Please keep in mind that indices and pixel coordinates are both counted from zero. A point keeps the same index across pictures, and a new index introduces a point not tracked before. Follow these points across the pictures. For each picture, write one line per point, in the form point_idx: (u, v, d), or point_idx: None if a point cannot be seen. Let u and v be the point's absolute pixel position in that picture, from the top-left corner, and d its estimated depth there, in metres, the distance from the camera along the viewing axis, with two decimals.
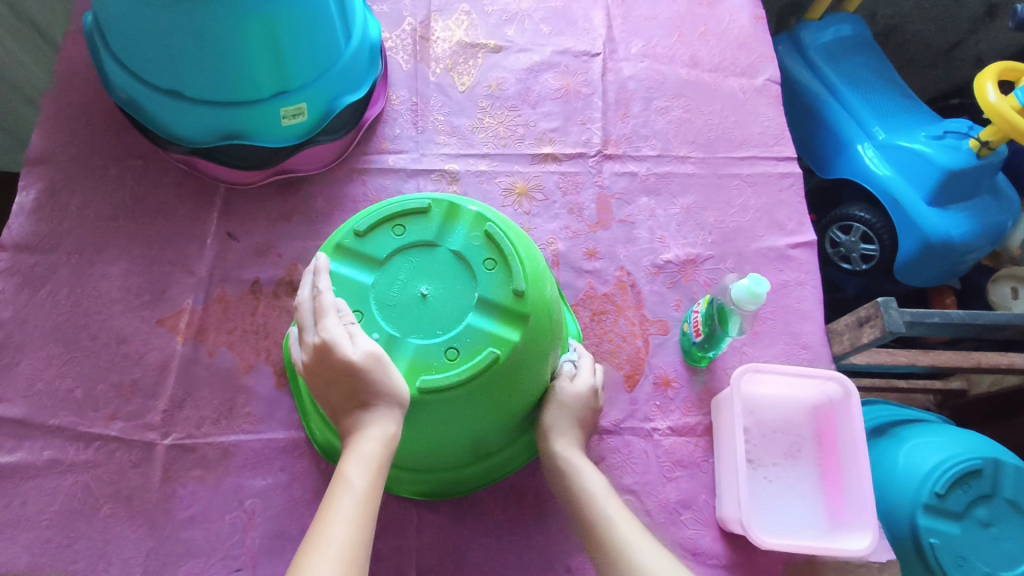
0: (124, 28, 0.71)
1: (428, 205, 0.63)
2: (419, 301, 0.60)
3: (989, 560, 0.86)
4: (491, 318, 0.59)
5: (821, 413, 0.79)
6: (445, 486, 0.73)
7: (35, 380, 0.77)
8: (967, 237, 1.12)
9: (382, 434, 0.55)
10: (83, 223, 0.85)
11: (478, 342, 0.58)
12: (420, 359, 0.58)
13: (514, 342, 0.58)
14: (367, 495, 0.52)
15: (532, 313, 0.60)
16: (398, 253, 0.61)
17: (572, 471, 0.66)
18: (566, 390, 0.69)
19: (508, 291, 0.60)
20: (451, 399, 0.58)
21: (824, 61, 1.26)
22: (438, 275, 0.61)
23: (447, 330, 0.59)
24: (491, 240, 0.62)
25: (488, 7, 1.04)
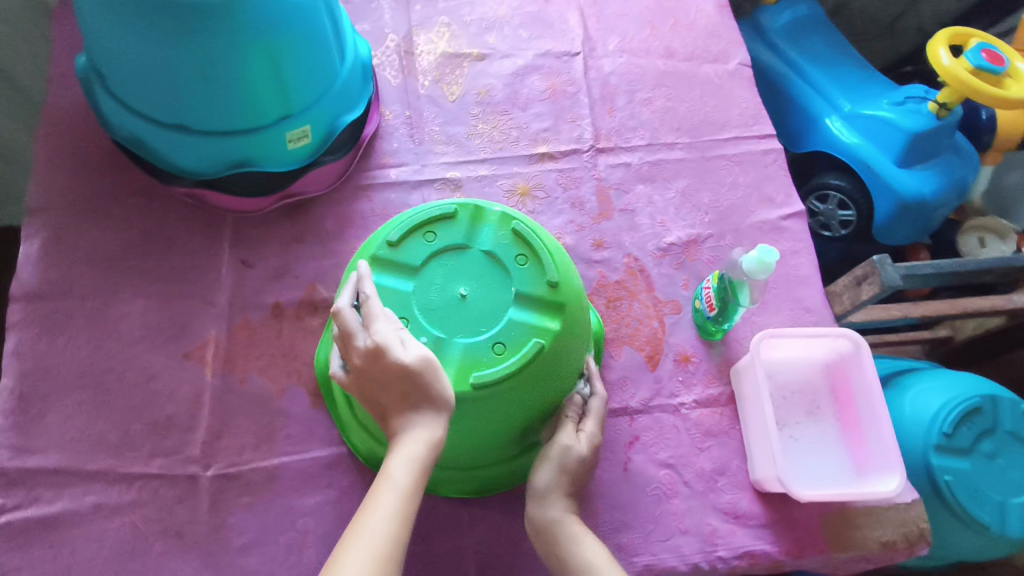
0: (125, 65, 0.71)
1: (454, 210, 0.65)
2: (459, 302, 0.61)
3: (1000, 489, 0.91)
4: (531, 310, 0.62)
5: (835, 370, 0.83)
6: (493, 481, 0.75)
7: (67, 427, 0.76)
8: (938, 194, 1.19)
9: (428, 437, 0.56)
10: (93, 265, 0.84)
11: (522, 334, 0.61)
12: (469, 357, 0.59)
13: (556, 330, 0.61)
14: (410, 491, 0.54)
15: (568, 301, 0.62)
16: (432, 258, 0.63)
17: (566, 545, 0.62)
18: (571, 451, 0.64)
19: (543, 283, 0.63)
20: (502, 392, 0.60)
21: (785, 43, 1.33)
22: (473, 276, 0.63)
23: (490, 327, 0.61)
24: (519, 236, 0.64)
25: (466, 17, 1.07)
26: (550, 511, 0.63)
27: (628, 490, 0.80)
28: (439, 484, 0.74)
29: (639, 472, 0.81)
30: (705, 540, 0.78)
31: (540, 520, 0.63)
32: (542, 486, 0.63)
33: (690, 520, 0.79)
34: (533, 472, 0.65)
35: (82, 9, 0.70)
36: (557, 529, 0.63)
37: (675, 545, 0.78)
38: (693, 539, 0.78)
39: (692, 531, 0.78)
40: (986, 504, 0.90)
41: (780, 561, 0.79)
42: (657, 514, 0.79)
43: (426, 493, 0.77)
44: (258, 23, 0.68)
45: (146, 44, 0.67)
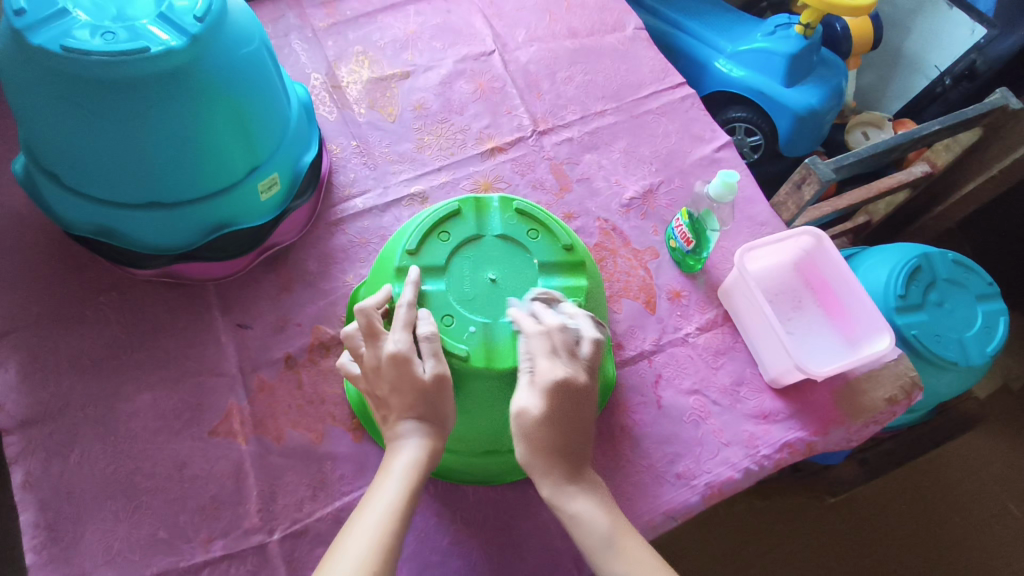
0: (83, 154, 0.70)
1: (459, 207, 0.71)
2: (492, 286, 0.67)
3: (955, 328, 1.05)
4: (556, 276, 0.69)
5: (805, 266, 0.94)
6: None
7: (110, 541, 0.72)
8: (825, 101, 1.33)
9: (425, 447, 0.61)
10: (84, 372, 0.80)
11: (558, 299, 0.67)
12: (520, 330, 0.65)
13: (584, 287, 0.68)
14: (409, 487, 0.59)
15: (585, 259, 0.70)
16: (454, 255, 0.69)
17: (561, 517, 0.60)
18: (524, 415, 0.59)
19: (559, 250, 0.70)
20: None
21: (659, 4, 1.45)
22: (497, 260, 0.69)
23: (528, 300, 0.67)
24: (524, 214, 0.71)
25: (378, 41, 1.10)
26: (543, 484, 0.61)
27: (668, 423, 0.86)
28: (503, 471, 0.78)
29: (672, 405, 0.87)
30: (747, 445, 0.86)
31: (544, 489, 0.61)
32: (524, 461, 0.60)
33: (729, 432, 0.86)
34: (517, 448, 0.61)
35: (28, 109, 0.68)
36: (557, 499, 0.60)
37: (724, 458, 0.84)
38: (737, 447, 0.85)
39: (735, 440, 0.85)
40: (950, 344, 1.04)
41: (813, 442, 0.87)
42: (700, 436, 0.86)
43: (492, 485, 0.80)
44: (217, 80, 0.69)
45: (103, 126, 0.67)
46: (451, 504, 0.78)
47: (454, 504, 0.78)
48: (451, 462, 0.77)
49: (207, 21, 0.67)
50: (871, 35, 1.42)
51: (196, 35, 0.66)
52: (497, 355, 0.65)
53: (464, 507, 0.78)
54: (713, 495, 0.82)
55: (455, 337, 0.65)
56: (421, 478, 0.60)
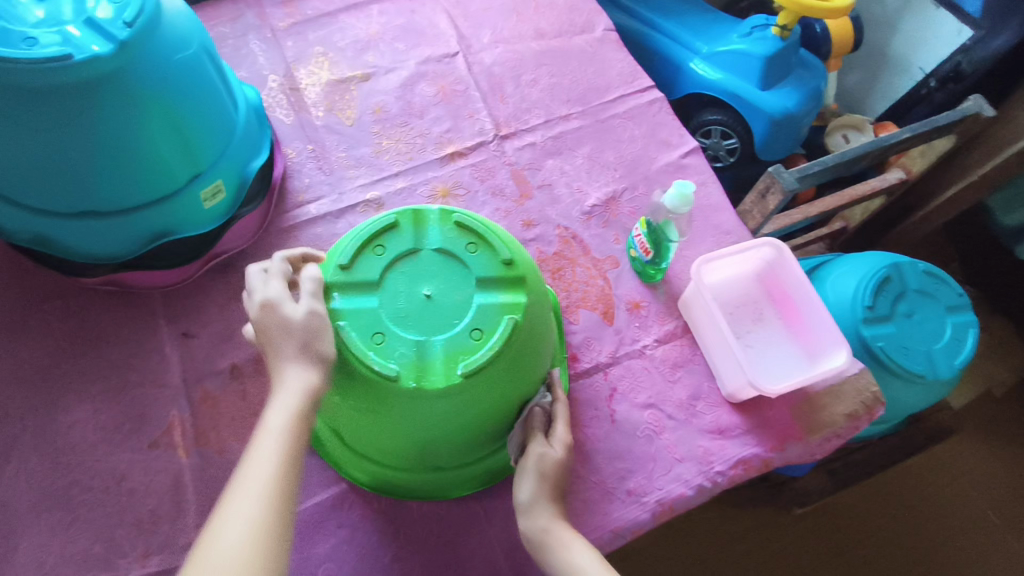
0: (12, 163, 0.67)
1: (396, 219, 0.69)
2: (427, 303, 0.66)
3: (923, 340, 1.03)
4: (495, 291, 0.67)
5: (766, 278, 0.92)
6: (497, 466, 0.78)
7: (43, 556, 0.71)
8: (801, 104, 1.30)
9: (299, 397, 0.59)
10: (24, 383, 0.78)
11: (495, 316, 0.66)
12: (452, 349, 0.64)
13: (523, 303, 0.66)
14: (298, 416, 0.59)
15: (525, 274, 0.68)
16: (389, 270, 0.67)
17: (555, 551, 0.65)
18: (545, 458, 0.70)
19: (498, 264, 0.68)
20: (492, 371, 0.65)
21: (635, 3, 1.42)
22: (433, 275, 0.67)
23: (463, 316, 0.65)
24: (463, 227, 0.69)
25: (339, 42, 1.08)
26: (536, 521, 0.68)
27: (621, 438, 0.85)
28: (447, 485, 0.77)
29: (626, 419, 0.86)
30: (701, 461, 0.84)
31: (529, 530, 0.67)
32: (526, 499, 0.68)
33: (683, 448, 0.85)
34: (516, 486, 0.70)
35: None
36: (548, 536, 0.66)
37: (677, 474, 0.83)
38: (691, 463, 0.84)
39: (688, 457, 0.84)
40: (917, 356, 1.02)
41: (769, 458, 0.86)
42: (654, 452, 0.84)
43: (436, 500, 0.78)
44: (150, 88, 0.67)
45: (31, 135, 0.64)
46: (394, 521, 0.77)
47: (397, 520, 0.77)
48: (392, 477, 0.76)
49: (137, 27, 0.64)
50: (851, 36, 1.39)
51: (124, 42, 0.63)
52: (426, 374, 0.63)
53: (408, 524, 0.77)
54: (664, 512, 0.81)
55: (383, 355, 0.63)
56: (312, 402, 0.60)
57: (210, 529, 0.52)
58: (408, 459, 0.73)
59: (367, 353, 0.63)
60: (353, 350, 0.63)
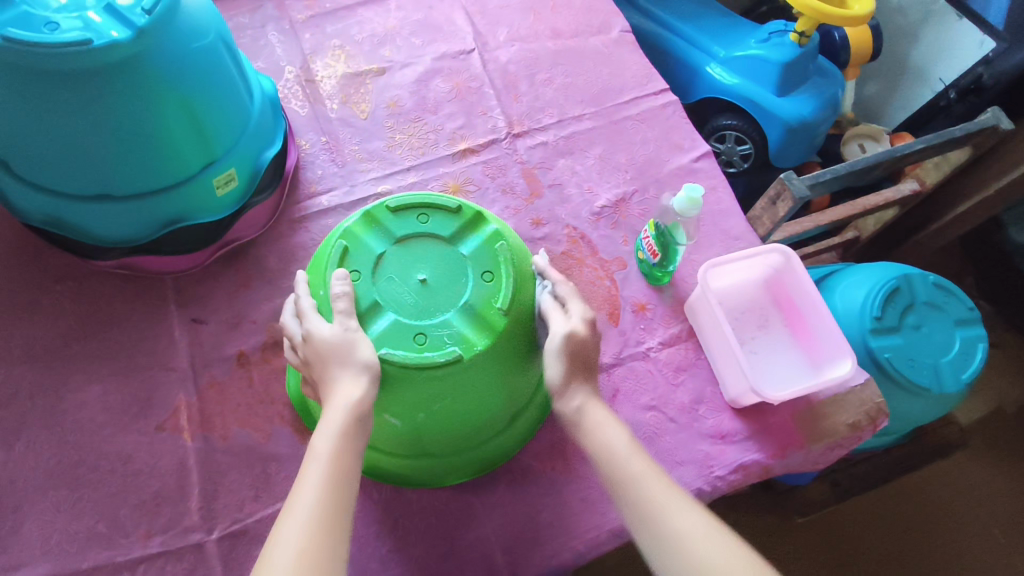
0: (31, 145, 0.69)
1: (346, 243, 0.69)
2: (431, 280, 0.68)
3: (930, 353, 1.03)
4: (472, 238, 0.72)
5: (773, 284, 0.92)
6: (495, 452, 0.79)
7: (49, 532, 0.72)
8: (817, 112, 1.29)
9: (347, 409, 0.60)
10: (35, 362, 0.80)
11: (487, 254, 0.71)
12: (482, 300, 0.68)
13: (497, 228, 0.72)
14: (343, 435, 0.59)
15: (480, 209, 0.73)
16: (376, 282, 0.68)
17: (587, 429, 0.67)
18: (571, 336, 0.69)
19: (455, 215, 0.72)
20: (518, 303, 0.70)
21: (653, 5, 1.42)
22: (414, 260, 0.70)
23: (467, 272, 0.70)
24: (404, 208, 0.72)
25: (356, 35, 1.08)
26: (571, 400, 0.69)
27: None
28: (442, 471, 0.77)
29: (627, 421, 0.86)
30: (701, 465, 0.84)
31: (565, 410, 0.69)
32: (557, 381, 0.69)
33: (684, 452, 0.85)
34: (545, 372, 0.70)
35: None
36: (581, 415, 0.68)
37: (677, 477, 0.83)
38: (691, 467, 0.84)
39: (689, 460, 0.84)
40: (924, 369, 1.02)
41: (770, 464, 0.86)
42: (654, 454, 0.84)
43: (435, 492, 0.79)
44: (167, 77, 0.68)
45: (50, 118, 0.66)
46: (393, 511, 0.78)
47: (397, 512, 0.78)
48: (391, 464, 0.77)
49: (156, 14, 0.65)
50: (870, 45, 1.38)
51: (143, 29, 0.64)
52: (481, 332, 0.67)
53: (407, 515, 0.78)
54: None
55: (435, 346, 0.65)
56: (358, 417, 0.60)
57: (261, 558, 0.52)
58: (407, 445, 0.74)
59: (423, 356, 0.65)
60: (409, 361, 0.64)
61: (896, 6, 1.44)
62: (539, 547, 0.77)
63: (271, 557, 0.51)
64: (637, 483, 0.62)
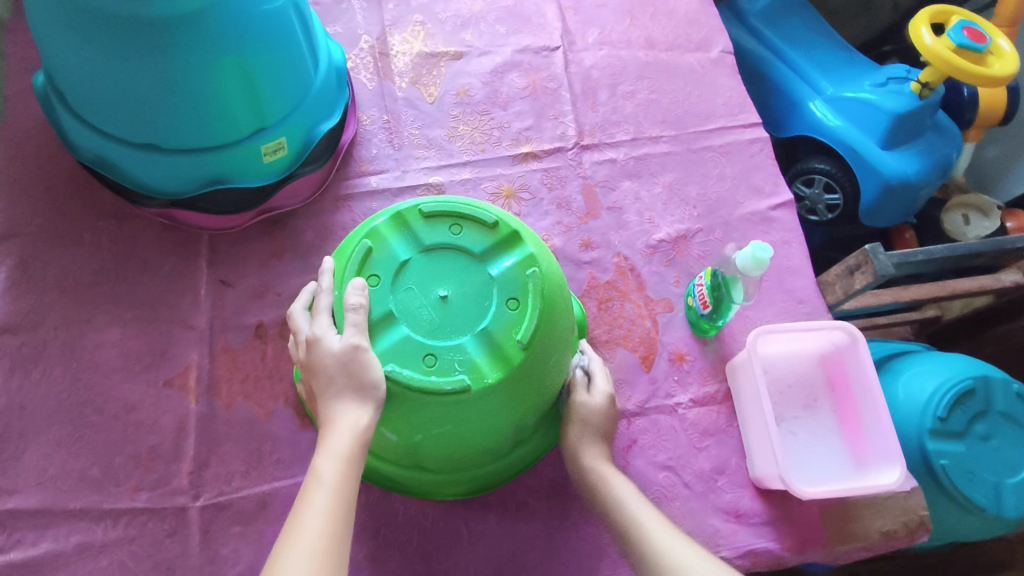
0: (88, 87, 0.68)
1: (370, 244, 0.66)
2: (450, 300, 0.64)
3: (995, 470, 0.91)
4: (504, 257, 0.67)
5: (830, 362, 0.83)
6: (492, 477, 0.76)
7: (45, 465, 0.73)
8: (923, 173, 1.16)
9: (353, 434, 0.57)
10: (65, 294, 0.81)
11: (518, 278, 0.65)
12: (503, 328, 0.63)
13: (534, 251, 0.67)
14: (349, 460, 0.57)
15: (517, 227, 0.68)
16: (396, 290, 0.64)
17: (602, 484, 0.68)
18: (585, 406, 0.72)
19: (489, 230, 0.68)
20: (543, 335, 0.65)
21: (764, 25, 1.30)
22: (439, 273, 0.66)
23: (493, 295, 0.65)
24: (437, 214, 0.68)
25: (441, 14, 1.04)
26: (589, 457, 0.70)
27: None
28: (433, 486, 0.74)
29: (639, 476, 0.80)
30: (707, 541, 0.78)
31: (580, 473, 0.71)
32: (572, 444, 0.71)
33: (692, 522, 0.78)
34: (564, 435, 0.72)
35: (41, 30, 0.67)
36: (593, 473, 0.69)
37: None
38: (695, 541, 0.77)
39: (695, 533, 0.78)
40: (982, 486, 0.91)
41: (784, 557, 0.78)
42: None
43: (424, 506, 0.76)
44: (228, 39, 0.66)
45: (107, 64, 0.64)
46: (376, 517, 0.75)
47: (380, 520, 0.75)
48: (386, 471, 0.74)
49: None
50: (1003, 109, 1.24)
51: None
52: (496, 364, 0.63)
53: (390, 526, 0.75)
54: None
55: (443, 371, 0.62)
56: (363, 441, 0.58)
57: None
58: (399, 456, 0.71)
59: (430, 380, 0.61)
60: (414, 383, 0.61)
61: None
62: None
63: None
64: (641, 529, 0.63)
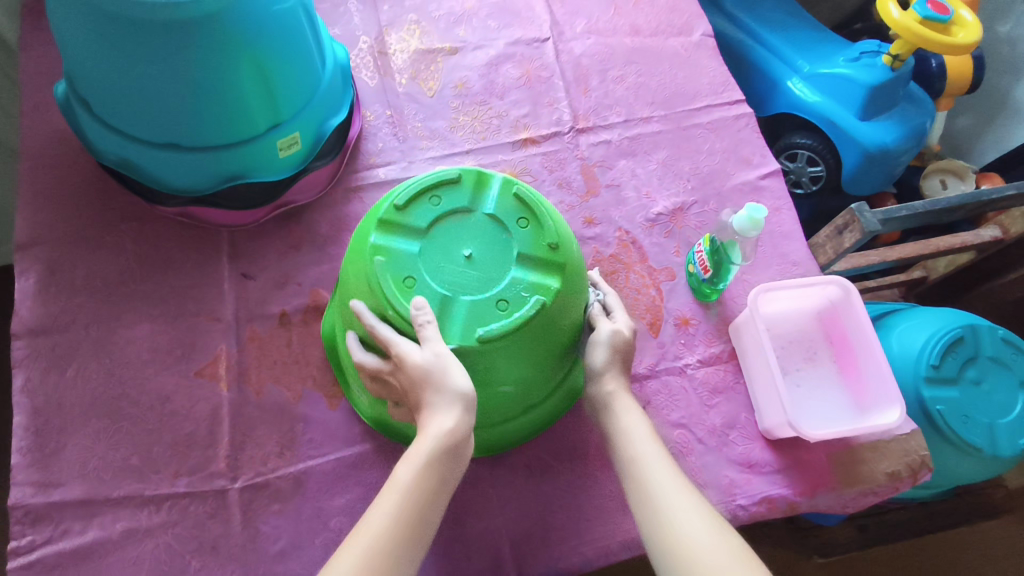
0: (112, 92, 0.72)
1: (381, 258, 0.67)
2: (477, 253, 0.68)
3: (988, 412, 0.96)
4: (489, 198, 0.71)
5: (826, 316, 0.88)
6: (521, 433, 0.79)
7: (87, 457, 0.76)
8: (900, 141, 1.22)
9: (440, 443, 0.60)
10: (93, 295, 0.84)
11: (509, 203, 0.71)
12: (534, 245, 0.69)
13: (508, 180, 0.72)
14: (427, 467, 0.59)
15: (478, 171, 0.72)
16: (433, 276, 0.67)
17: (616, 412, 0.69)
18: (616, 334, 0.73)
19: (457, 187, 0.71)
20: (562, 237, 0.71)
21: (740, 10, 1.36)
22: (451, 239, 0.69)
23: (507, 224, 0.70)
24: (413, 198, 0.70)
25: (434, 12, 1.08)
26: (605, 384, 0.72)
27: None
28: (489, 442, 0.78)
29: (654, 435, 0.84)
30: (723, 491, 0.82)
31: (595, 392, 0.72)
32: (597, 365, 0.72)
33: (708, 475, 0.82)
34: (588, 355, 0.73)
35: (65, 40, 0.70)
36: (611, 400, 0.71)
37: None
38: (712, 491, 0.82)
39: (712, 484, 0.82)
40: (977, 427, 0.96)
41: (797, 502, 0.82)
42: None
43: None
44: (246, 37, 0.69)
45: (131, 67, 0.68)
46: None
47: None
48: None
49: None
50: (970, 77, 1.30)
51: None
52: (549, 272, 0.69)
53: None
54: None
55: (518, 304, 0.66)
56: (447, 448, 0.60)
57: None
58: (480, 419, 0.74)
59: (514, 317, 0.65)
60: (506, 327, 0.65)
61: (1005, 36, 1.32)
62: (547, 547, 0.77)
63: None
64: (635, 467, 0.65)
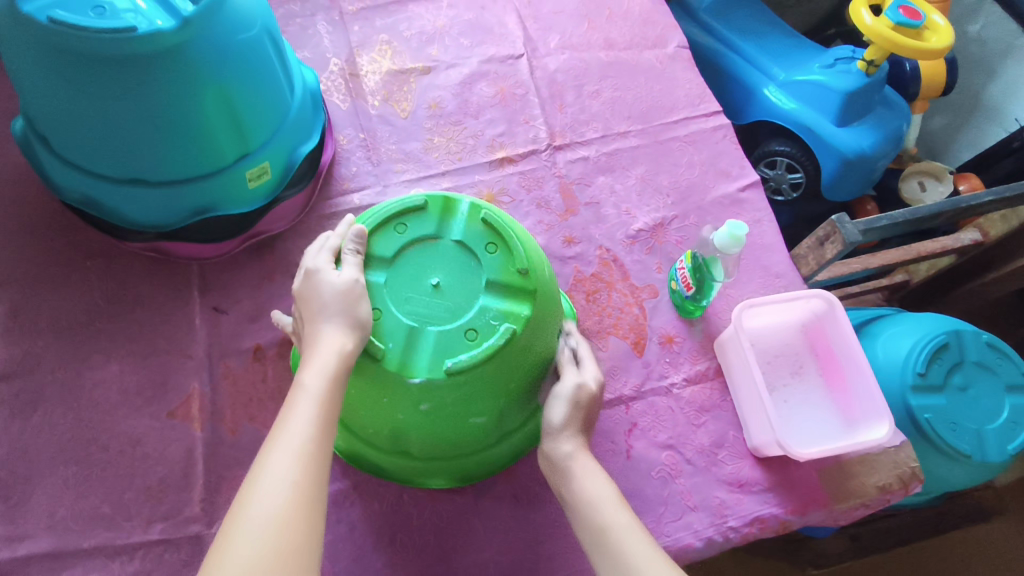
0: (72, 128, 0.69)
1: None
2: (444, 280, 0.66)
3: (975, 418, 0.96)
4: (457, 222, 0.70)
5: (811, 327, 0.87)
6: (504, 459, 0.78)
7: (55, 507, 0.73)
8: (877, 146, 1.22)
9: (338, 348, 0.59)
10: (58, 336, 0.81)
11: (477, 227, 0.69)
12: (503, 270, 0.67)
13: (476, 203, 0.70)
14: (333, 378, 0.57)
15: (446, 195, 0.71)
16: (398, 305, 0.65)
17: (575, 477, 0.65)
18: (582, 389, 0.68)
19: (424, 212, 0.70)
20: (533, 259, 0.69)
21: (713, 20, 1.35)
22: (418, 268, 0.67)
23: (475, 248, 0.68)
24: (377, 228, 0.69)
25: (405, 31, 1.06)
26: (563, 444, 0.67)
27: (635, 476, 0.81)
28: (469, 468, 0.76)
29: (642, 458, 0.82)
30: (714, 513, 0.80)
31: (555, 452, 0.67)
32: (556, 422, 0.67)
33: (698, 496, 0.81)
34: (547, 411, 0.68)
35: (20, 76, 0.68)
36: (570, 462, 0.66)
37: (687, 523, 0.79)
38: (703, 514, 0.80)
39: (703, 506, 0.80)
40: (965, 434, 0.95)
41: (788, 520, 0.81)
42: (666, 496, 0.81)
43: (439, 507, 0.78)
44: (208, 68, 0.67)
45: (89, 102, 0.66)
46: (393, 523, 0.77)
47: (396, 526, 0.76)
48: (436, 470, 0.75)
49: (202, 7, 0.64)
50: (942, 81, 1.30)
51: (187, 18, 0.63)
52: (519, 299, 0.67)
53: (406, 532, 0.76)
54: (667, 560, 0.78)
55: (487, 333, 0.64)
56: (345, 364, 0.59)
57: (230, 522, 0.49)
58: (457, 447, 0.72)
59: (482, 347, 0.63)
60: (474, 359, 0.63)
61: (975, 35, 1.32)
62: None
63: (227, 552, 0.47)
64: (612, 539, 0.60)
